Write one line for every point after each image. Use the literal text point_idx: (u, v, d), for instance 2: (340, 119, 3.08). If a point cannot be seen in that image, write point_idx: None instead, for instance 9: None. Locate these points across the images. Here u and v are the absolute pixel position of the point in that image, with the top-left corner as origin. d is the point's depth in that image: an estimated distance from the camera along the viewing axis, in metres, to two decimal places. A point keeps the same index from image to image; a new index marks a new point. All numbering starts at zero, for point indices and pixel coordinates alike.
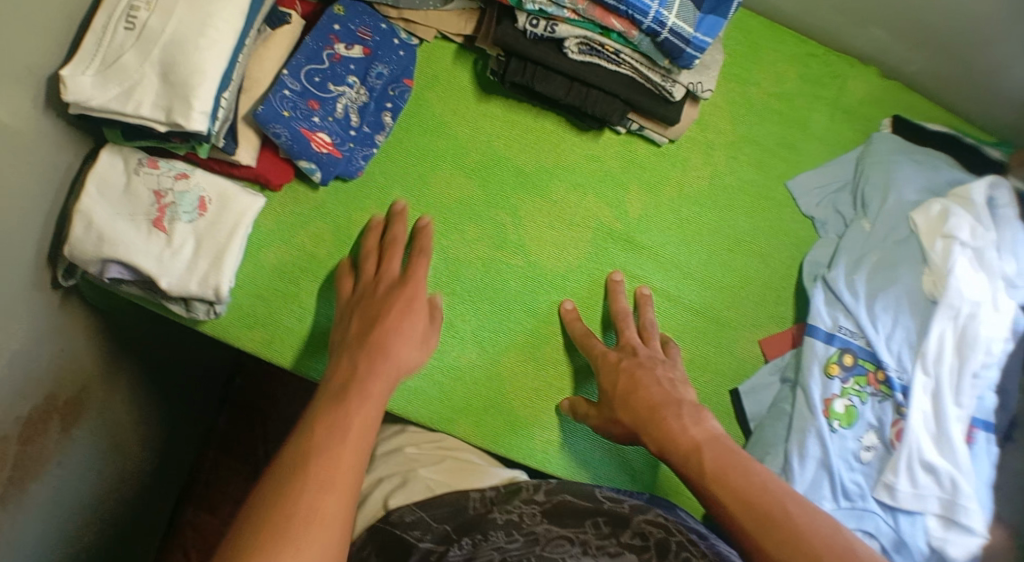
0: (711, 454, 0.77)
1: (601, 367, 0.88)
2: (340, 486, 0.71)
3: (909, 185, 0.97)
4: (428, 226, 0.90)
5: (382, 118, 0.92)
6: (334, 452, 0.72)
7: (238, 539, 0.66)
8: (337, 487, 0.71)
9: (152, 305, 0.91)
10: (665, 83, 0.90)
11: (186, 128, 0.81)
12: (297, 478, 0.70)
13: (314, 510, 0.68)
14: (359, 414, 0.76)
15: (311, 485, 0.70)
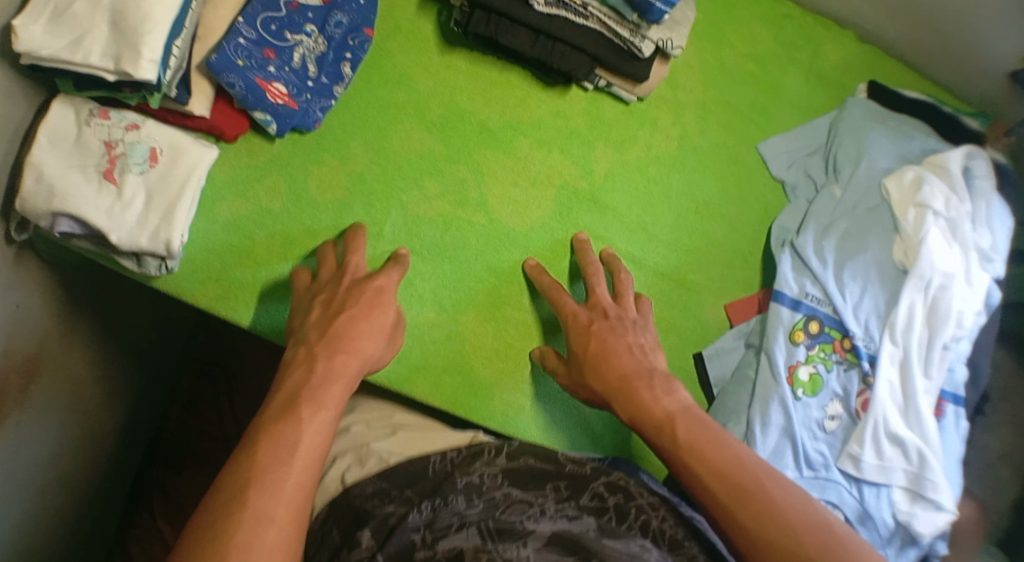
0: (684, 426, 0.77)
1: (571, 328, 0.86)
2: (305, 460, 0.69)
3: (882, 152, 0.94)
4: (363, 228, 0.87)
5: (341, 69, 0.88)
6: (300, 430, 0.71)
7: (205, 517, 0.64)
8: (301, 460, 0.69)
9: (105, 260, 0.89)
10: (634, 39, 0.86)
11: (135, 78, 0.78)
12: (262, 455, 0.68)
13: (278, 485, 0.67)
14: (325, 391, 0.74)
15: (276, 460, 0.68)
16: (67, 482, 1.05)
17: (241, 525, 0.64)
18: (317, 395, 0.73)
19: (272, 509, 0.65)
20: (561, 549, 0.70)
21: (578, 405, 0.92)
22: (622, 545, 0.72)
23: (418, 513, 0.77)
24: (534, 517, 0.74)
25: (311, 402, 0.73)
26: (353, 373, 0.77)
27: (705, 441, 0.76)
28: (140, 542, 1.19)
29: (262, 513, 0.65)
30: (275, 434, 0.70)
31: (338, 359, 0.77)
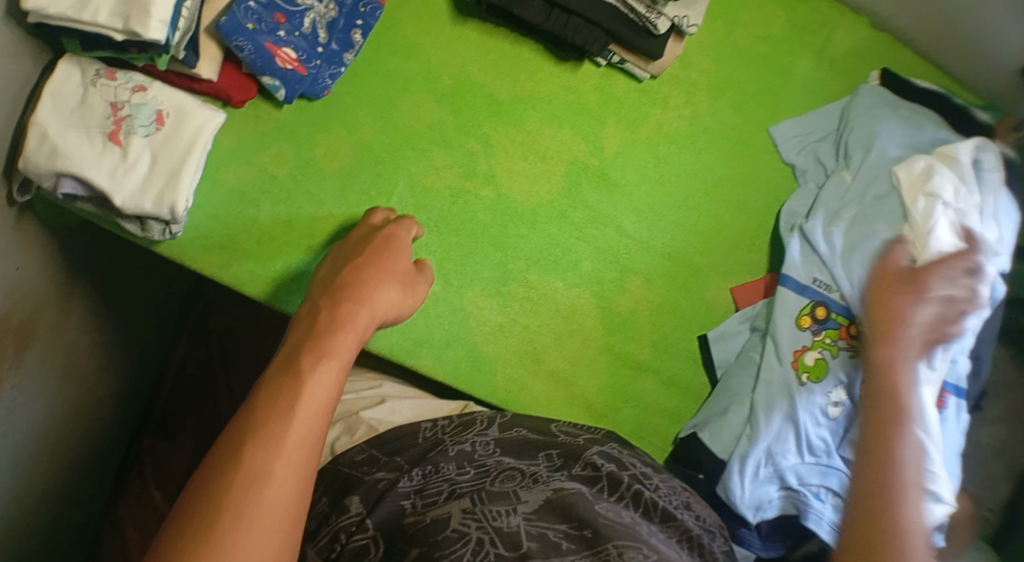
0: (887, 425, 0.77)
1: None
2: (310, 408, 0.64)
3: (892, 139, 0.92)
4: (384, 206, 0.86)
5: (352, 36, 0.89)
6: (301, 375, 0.66)
7: (204, 482, 0.60)
8: (305, 408, 0.64)
9: (108, 224, 0.88)
10: (649, 14, 0.86)
11: (144, 38, 0.77)
12: (264, 406, 0.64)
13: (278, 437, 0.62)
14: (334, 337, 0.70)
15: (278, 410, 0.63)
16: (60, 450, 1.04)
17: (239, 477, 0.59)
18: (327, 345, 0.69)
19: (271, 463, 0.60)
20: (550, 514, 0.71)
21: (580, 387, 0.90)
22: (613, 512, 0.72)
23: (408, 480, 0.78)
24: (525, 485, 0.75)
25: (315, 350, 0.68)
26: (365, 324, 0.73)
27: (884, 452, 0.74)
28: (129, 508, 1.18)
29: (269, 465, 0.60)
30: (282, 384, 0.65)
31: (352, 311, 0.73)
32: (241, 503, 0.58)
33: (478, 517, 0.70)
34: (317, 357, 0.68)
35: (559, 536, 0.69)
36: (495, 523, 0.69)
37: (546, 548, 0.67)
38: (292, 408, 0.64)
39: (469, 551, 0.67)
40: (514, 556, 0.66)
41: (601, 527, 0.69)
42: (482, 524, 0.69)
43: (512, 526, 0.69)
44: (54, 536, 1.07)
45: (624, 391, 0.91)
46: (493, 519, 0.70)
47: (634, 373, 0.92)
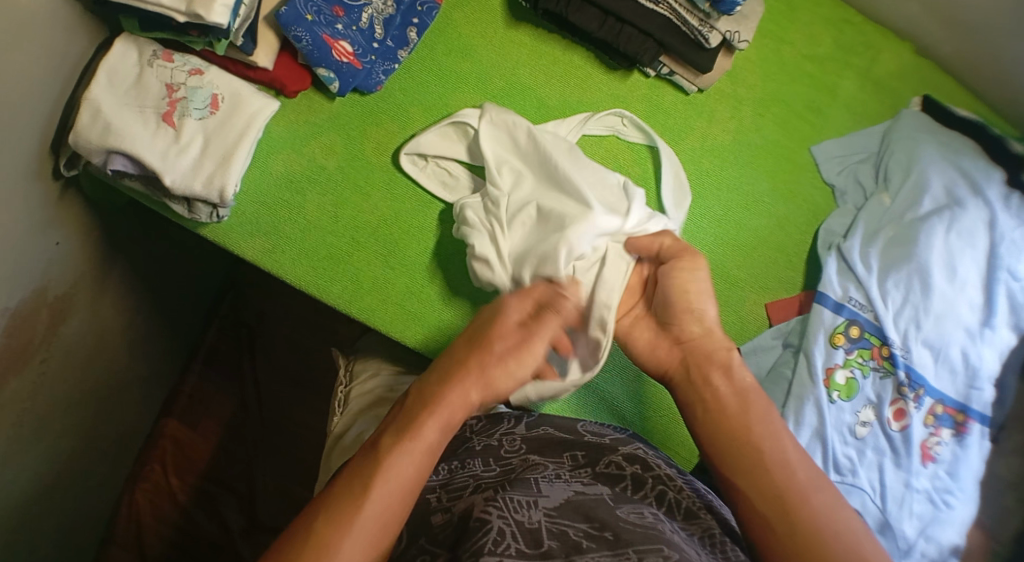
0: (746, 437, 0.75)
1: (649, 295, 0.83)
2: (391, 488, 0.67)
3: (934, 165, 0.93)
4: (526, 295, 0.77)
5: (407, 33, 0.90)
6: (389, 460, 0.68)
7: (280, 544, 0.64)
8: (386, 491, 0.67)
9: (152, 203, 0.89)
10: (702, 29, 0.88)
11: (206, 21, 0.78)
12: (352, 486, 0.67)
13: (351, 512, 0.65)
14: (451, 393, 0.72)
15: (357, 488, 0.66)
16: (84, 428, 1.05)
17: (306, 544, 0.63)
18: (412, 427, 0.70)
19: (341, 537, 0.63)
20: (572, 512, 0.72)
21: (609, 392, 0.94)
22: (635, 513, 0.73)
23: (435, 476, 0.84)
24: (547, 478, 0.77)
25: (404, 431, 0.70)
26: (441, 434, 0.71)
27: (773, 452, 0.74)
28: (147, 492, 1.18)
29: (362, 523, 0.64)
30: (399, 444, 0.69)
31: (456, 382, 0.73)
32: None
33: (500, 506, 0.71)
34: (410, 440, 0.69)
35: (579, 534, 0.69)
36: (517, 516, 0.70)
37: (566, 546, 0.67)
38: (369, 485, 0.67)
39: (490, 541, 0.66)
40: (536, 554, 0.66)
41: (622, 530, 0.69)
42: (504, 514, 0.70)
43: (535, 522, 0.70)
44: (72, 511, 1.07)
45: (652, 399, 0.94)
46: (515, 510, 0.71)
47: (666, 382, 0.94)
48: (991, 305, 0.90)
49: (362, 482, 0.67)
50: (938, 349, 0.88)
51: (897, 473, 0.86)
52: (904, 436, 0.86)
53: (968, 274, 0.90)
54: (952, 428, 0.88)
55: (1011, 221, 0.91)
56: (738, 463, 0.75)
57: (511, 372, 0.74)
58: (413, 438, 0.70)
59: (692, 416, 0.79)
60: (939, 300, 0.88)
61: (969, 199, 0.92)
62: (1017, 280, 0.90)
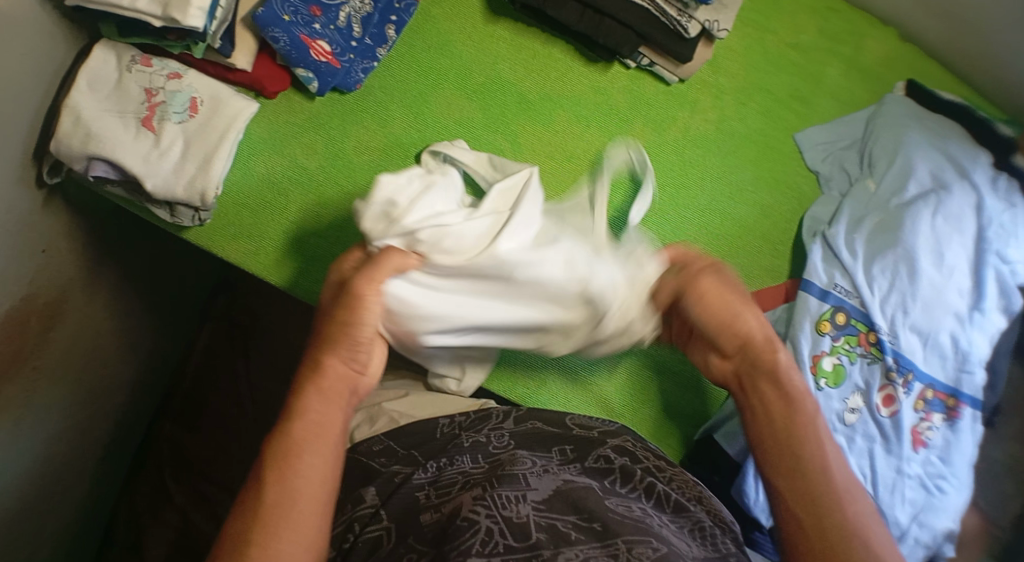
0: (806, 449, 0.75)
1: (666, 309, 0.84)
2: (286, 466, 0.70)
3: (919, 149, 0.93)
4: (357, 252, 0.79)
5: (386, 31, 0.91)
6: (277, 445, 0.71)
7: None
8: (281, 472, 0.69)
9: (136, 208, 0.89)
10: (681, 18, 0.88)
11: (181, 24, 0.78)
12: (253, 487, 0.69)
13: (259, 504, 0.68)
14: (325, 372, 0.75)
15: (255, 483, 0.69)
16: (79, 433, 1.05)
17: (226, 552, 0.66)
18: (292, 410, 0.74)
19: (251, 532, 0.66)
20: (561, 505, 0.72)
21: (597, 385, 0.93)
22: (624, 506, 0.73)
23: (423, 472, 0.81)
24: (536, 472, 0.76)
25: (284, 417, 0.73)
26: (329, 403, 0.75)
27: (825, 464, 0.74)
28: (145, 495, 1.20)
29: (283, 510, 0.67)
30: (282, 431, 0.72)
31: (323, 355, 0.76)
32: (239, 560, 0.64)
33: (488, 504, 0.70)
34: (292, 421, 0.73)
35: (567, 526, 0.69)
36: (505, 512, 0.70)
37: (554, 538, 0.68)
38: (266, 478, 0.69)
39: (478, 541, 0.67)
40: (522, 547, 0.67)
41: (610, 522, 0.70)
42: (493, 512, 0.69)
43: (524, 516, 0.70)
44: (68, 517, 1.07)
45: (641, 392, 0.94)
46: (502, 506, 0.70)
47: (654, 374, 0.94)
48: (979, 289, 0.89)
49: (263, 475, 0.70)
50: (927, 335, 0.88)
51: (888, 460, 0.86)
52: (894, 422, 0.86)
53: (956, 258, 0.89)
54: (944, 413, 0.87)
55: (998, 205, 0.91)
56: (787, 471, 0.74)
57: (356, 329, 0.76)
58: (294, 420, 0.72)
59: (747, 423, 0.79)
60: (927, 286, 0.88)
61: (955, 182, 0.91)
62: (1005, 264, 0.90)
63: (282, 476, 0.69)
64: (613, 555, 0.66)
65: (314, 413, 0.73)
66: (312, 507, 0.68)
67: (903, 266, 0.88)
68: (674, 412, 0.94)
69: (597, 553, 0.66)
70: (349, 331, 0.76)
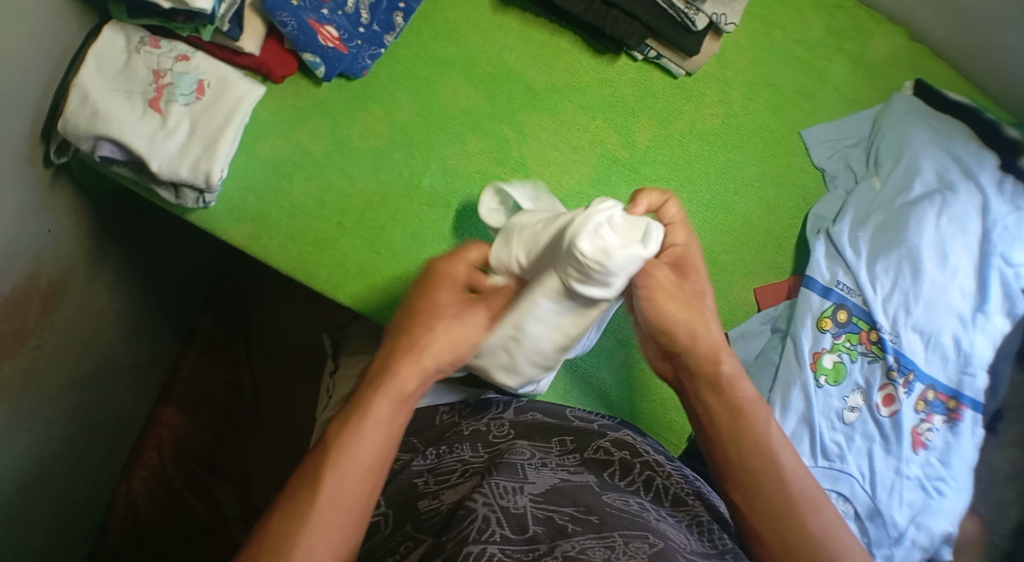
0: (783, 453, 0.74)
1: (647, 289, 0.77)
2: (348, 473, 0.66)
3: (925, 149, 0.93)
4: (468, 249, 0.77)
5: (393, 18, 0.91)
6: (342, 446, 0.67)
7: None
8: (338, 480, 0.65)
9: (140, 189, 0.89)
10: (689, 11, 0.90)
11: (191, 7, 0.78)
12: (309, 492, 0.65)
13: (311, 508, 0.64)
14: (407, 374, 0.70)
15: (307, 482, 0.66)
16: (80, 412, 1.05)
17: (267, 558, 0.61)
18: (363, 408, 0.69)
19: (298, 540, 0.63)
20: (559, 497, 0.72)
21: (597, 377, 0.93)
22: (621, 500, 0.73)
23: (422, 459, 0.81)
24: (533, 464, 0.76)
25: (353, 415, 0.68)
26: (403, 404, 0.70)
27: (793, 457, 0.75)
28: (144, 480, 1.18)
29: (327, 511, 0.64)
30: (353, 429, 0.68)
31: (407, 348, 0.71)
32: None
33: (485, 493, 0.70)
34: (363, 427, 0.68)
35: (565, 519, 0.69)
36: (503, 502, 0.69)
37: (551, 530, 0.67)
38: (322, 483, 0.65)
39: (476, 528, 0.66)
40: (520, 539, 0.66)
41: (607, 515, 0.69)
42: (490, 501, 0.69)
43: (520, 508, 0.69)
44: (66, 498, 1.07)
45: (640, 384, 0.94)
46: (499, 496, 0.70)
47: (652, 368, 0.94)
48: (984, 291, 0.89)
49: (317, 478, 0.65)
50: (928, 336, 0.87)
51: (887, 460, 0.85)
52: (893, 422, 0.85)
53: (960, 260, 0.89)
54: (945, 415, 0.87)
55: (1004, 208, 0.91)
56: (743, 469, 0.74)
57: (465, 336, 0.73)
58: (363, 421, 0.68)
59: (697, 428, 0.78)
60: (930, 286, 0.87)
61: (960, 183, 0.91)
62: (1010, 267, 0.89)
63: (331, 474, 0.66)
64: (611, 546, 0.65)
65: (382, 417, 0.69)
66: (354, 515, 0.65)
67: (900, 261, 0.88)
68: (672, 406, 0.94)
69: (593, 543, 0.65)
70: (446, 337, 0.72)
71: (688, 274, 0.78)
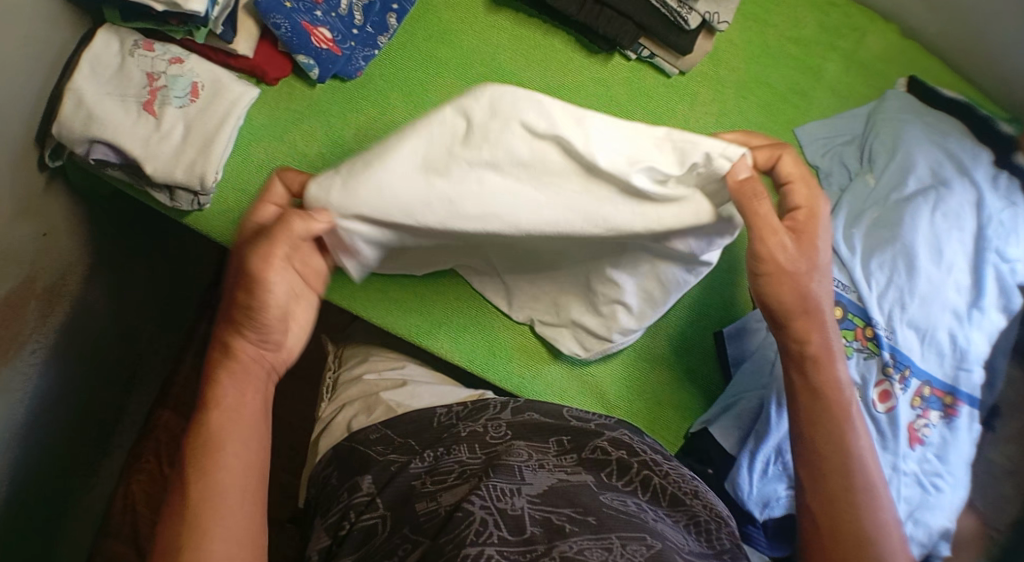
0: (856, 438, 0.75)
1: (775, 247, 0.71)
2: (208, 464, 0.65)
3: (918, 145, 0.93)
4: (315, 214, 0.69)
5: (387, 19, 0.91)
6: (204, 444, 0.66)
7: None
8: (202, 472, 0.65)
9: (135, 192, 0.90)
10: (682, 10, 0.90)
11: (184, 9, 0.79)
12: (179, 497, 0.65)
13: (194, 505, 0.64)
14: (246, 359, 0.69)
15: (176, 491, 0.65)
16: (77, 416, 1.05)
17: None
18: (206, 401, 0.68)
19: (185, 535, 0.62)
20: (556, 498, 0.72)
21: (594, 376, 0.94)
22: (618, 501, 0.73)
23: (420, 462, 0.81)
24: (531, 466, 0.76)
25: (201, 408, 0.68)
26: (246, 386, 0.69)
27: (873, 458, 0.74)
28: (143, 484, 1.20)
29: (206, 515, 0.63)
30: (199, 424, 0.67)
31: (238, 324, 0.69)
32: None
33: (483, 495, 0.70)
34: (212, 420, 0.67)
35: (563, 519, 0.69)
36: (500, 504, 0.70)
37: (549, 531, 0.67)
38: (186, 480, 0.65)
39: (473, 532, 0.66)
40: (518, 541, 0.66)
41: (605, 516, 0.69)
42: (487, 504, 0.69)
43: (518, 509, 0.69)
44: (64, 502, 1.07)
45: (638, 384, 0.94)
46: (496, 499, 0.70)
47: (649, 367, 0.94)
48: (979, 286, 0.89)
49: (181, 480, 0.65)
50: (924, 331, 0.87)
51: (885, 457, 0.85)
52: (890, 418, 0.85)
53: (954, 255, 0.89)
54: (941, 411, 0.87)
55: (998, 203, 0.91)
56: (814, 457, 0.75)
57: (256, 306, 0.67)
58: (213, 412, 0.68)
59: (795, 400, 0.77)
60: (925, 282, 0.88)
61: (954, 179, 0.91)
62: (1005, 262, 0.89)
63: (200, 476, 0.65)
64: (608, 547, 0.65)
65: (226, 405, 0.68)
66: (236, 506, 0.65)
67: (894, 258, 0.88)
68: (668, 405, 0.94)
69: (591, 544, 0.65)
70: (257, 311, 0.67)
71: (808, 241, 0.71)
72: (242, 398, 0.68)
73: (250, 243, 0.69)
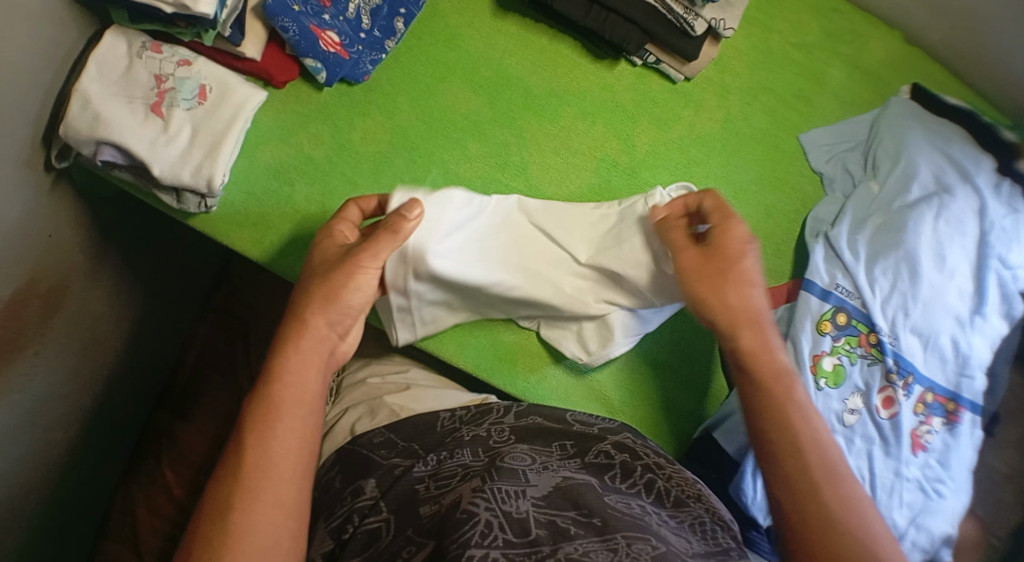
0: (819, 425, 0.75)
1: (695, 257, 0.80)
2: (275, 433, 0.70)
3: (922, 152, 0.94)
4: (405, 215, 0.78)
5: (394, 23, 0.91)
6: (267, 410, 0.70)
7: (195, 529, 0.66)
8: (269, 438, 0.69)
9: (141, 194, 0.90)
10: (687, 16, 0.90)
11: (192, 10, 0.79)
12: (238, 458, 0.68)
13: (255, 467, 0.68)
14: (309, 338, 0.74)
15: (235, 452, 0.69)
16: (79, 416, 1.05)
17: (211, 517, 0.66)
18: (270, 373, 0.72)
19: (247, 493, 0.67)
20: (560, 500, 0.72)
21: (598, 381, 0.94)
22: (623, 503, 0.73)
23: (423, 466, 0.81)
24: (535, 468, 0.76)
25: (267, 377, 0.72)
26: (315, 363, 0.74)
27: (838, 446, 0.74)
28: (144, 486, 1.21)
29: (259, 482, 0.67)
30: (265, 394, 0.71)
31: (313, 306, 0.75)
32: (239, 520, 0.65)
33: (488, 497, 0.70)
34: (278, 391, 0.71)
35: (567, 522, 0.69)
36: (505, 506, 0.70)
37: (554, 534, 0.68)
38: (254, 442, 0.69)
39: (477, 533, 0.66)
40: (523, 543, 0.67)
41: (610, 518, 0.69)
42: (492, 506, 0.69)
43: (523, 512, 0.70)
44: (64, 503, 1.07)
45: (642, 389, 0.94)
46: (502, 500, 0.70)
47: (652, 371, 0.94)
48: (981, 292, 0.89)
49: (241, 443, 0.69)
50: (927, 337, 0.88)
51: (887, 462, 0.85)
52: (893, 424, 0.85)
53: (957, 261, 0.89)
54: (943, 417, 0.87)
55: (1001, 210, 0.91)
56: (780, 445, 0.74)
57: (350, 293, 0.76)
58: (276, 386, 0.72)
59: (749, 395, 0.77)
60: (927, 288, 0.88)
61: (957, 186, 0.92)
62: (1007, 268, 0.90)
63: (257, 442, 0.69)
64: (613, 549, 0.66)
65: (293, 381, 0.72)
66: (285, 478, 0.68)
67: (897, 264, 0.89)
68: (672, 410, 0.94)
69: (596, 547, 0.66)
70: (335, 302, 0.75)
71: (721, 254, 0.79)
72: (307, 377, 0.73)
73: (334, 264, 0.77)
